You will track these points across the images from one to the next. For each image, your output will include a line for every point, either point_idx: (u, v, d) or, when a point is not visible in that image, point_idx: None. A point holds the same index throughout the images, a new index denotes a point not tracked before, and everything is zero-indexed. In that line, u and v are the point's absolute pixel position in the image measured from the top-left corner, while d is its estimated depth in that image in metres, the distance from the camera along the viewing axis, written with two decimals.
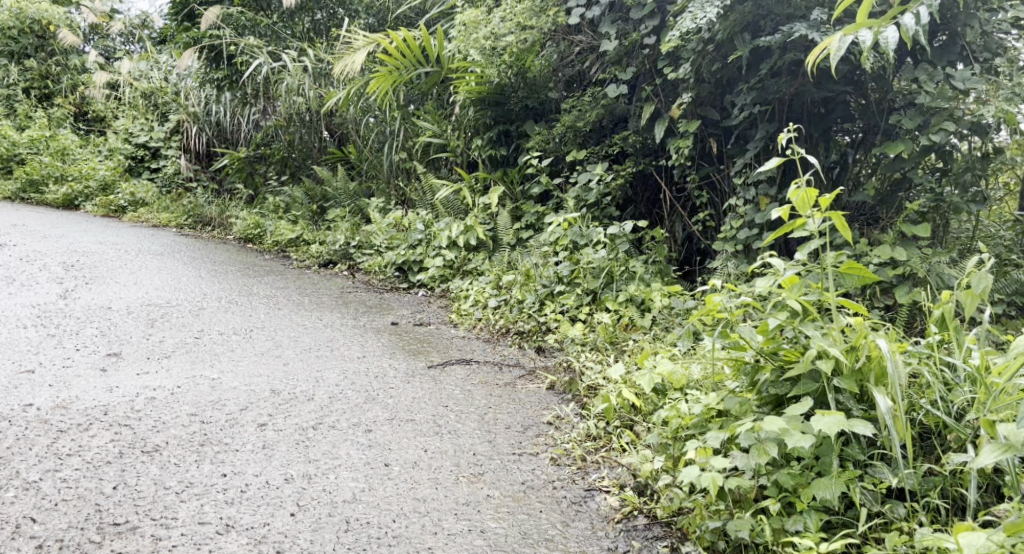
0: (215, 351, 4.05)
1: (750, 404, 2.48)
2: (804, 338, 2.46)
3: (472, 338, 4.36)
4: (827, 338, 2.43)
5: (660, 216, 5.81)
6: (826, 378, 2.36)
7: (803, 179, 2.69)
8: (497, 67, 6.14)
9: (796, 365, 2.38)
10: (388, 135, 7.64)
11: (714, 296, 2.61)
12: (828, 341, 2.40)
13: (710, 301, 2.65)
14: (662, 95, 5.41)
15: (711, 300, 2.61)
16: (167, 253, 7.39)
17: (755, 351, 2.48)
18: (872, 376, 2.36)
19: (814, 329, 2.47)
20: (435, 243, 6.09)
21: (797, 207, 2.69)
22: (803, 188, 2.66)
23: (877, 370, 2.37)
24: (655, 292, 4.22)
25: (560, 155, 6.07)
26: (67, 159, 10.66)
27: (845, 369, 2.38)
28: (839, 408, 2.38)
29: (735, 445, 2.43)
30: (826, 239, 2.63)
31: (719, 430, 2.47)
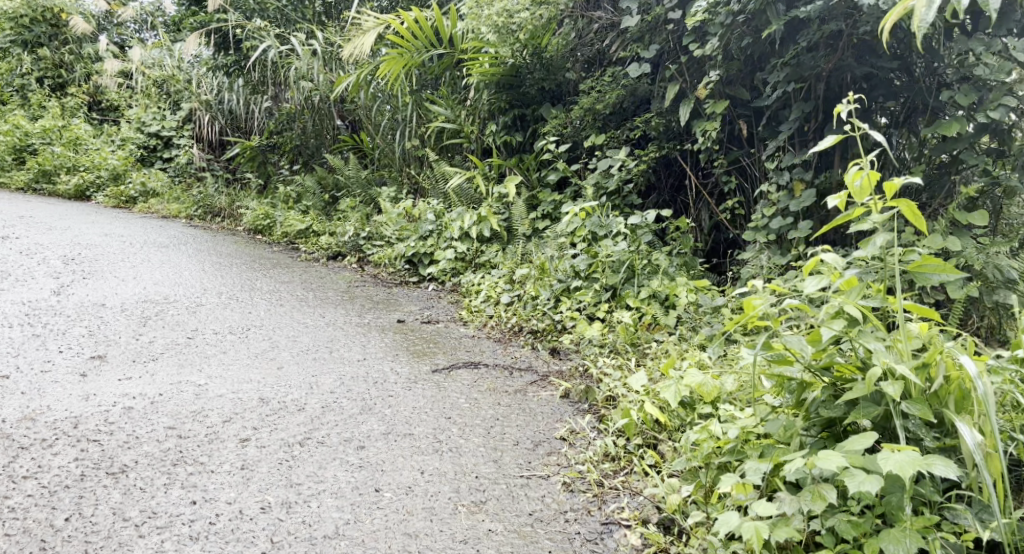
0: (207, 353, 3.76)
1: (798, 428, 2.15)
2: (864, 352, 2.11)
3: (482, 339, 4.05)
4: (893, 354, 2.08)
5: (685, 204, 5.45)
6: (891, 402, 2.02)
7: (863, 162, 2.29)
8: (512, 47, 5.81)
9: (857, 389, 2.03)
10: (400, 121, 7.33)
11: (753, 301, 2.27)
12: (893, 356, 2.06)
13: (749, 306, 2.32)
14: (688, 75, 5.04)
15: (751, 306, 2.27)
16: (173, 246, 7.16)
17: (804, 365, 2.14)
18: (951, 401, 2.02)
19: (877, 341, 2.11)
20: (447, 235, 5.79)
21: (854, 195, 2.29)
22: (863, 173, 2.26)
23: (956, 393, 2.02)
24: (680, 287, 3.89)
25: (579, 140, 5.73)
26: (79, 149, 10.47)
27: (916, 392, 2.03)
28: (910, 437, 2.04)
29: (781, 480, 2.11)
30: (890, 231, 2.24)
31: (760, 458, 2.15)
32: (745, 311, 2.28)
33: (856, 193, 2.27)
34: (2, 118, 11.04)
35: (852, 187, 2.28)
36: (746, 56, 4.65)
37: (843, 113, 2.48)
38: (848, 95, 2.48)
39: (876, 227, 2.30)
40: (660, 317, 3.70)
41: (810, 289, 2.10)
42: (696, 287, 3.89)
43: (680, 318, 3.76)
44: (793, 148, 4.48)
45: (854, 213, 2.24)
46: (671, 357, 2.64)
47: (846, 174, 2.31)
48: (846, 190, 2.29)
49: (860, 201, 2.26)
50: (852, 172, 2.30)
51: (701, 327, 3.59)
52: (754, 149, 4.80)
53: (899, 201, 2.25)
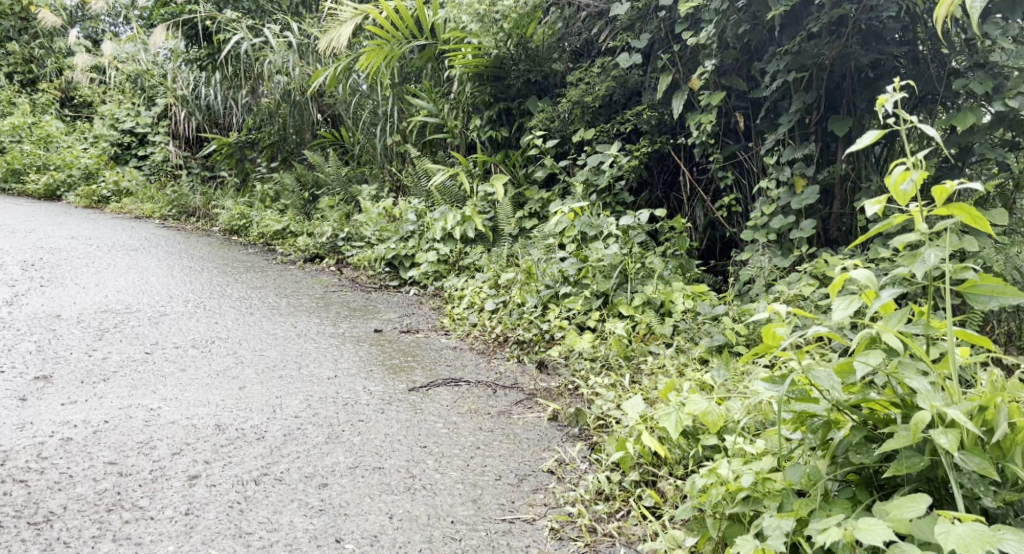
0: (165, 372, 3.45)
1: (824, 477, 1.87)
2: (907, 391, 1.83)
3: (464, 350, 3.75)
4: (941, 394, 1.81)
5: (679, 201, 5.16)
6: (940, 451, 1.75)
7: (910, 161, 1.98)
8: (495, 37, 5.53)
9: (903, 437, 1.75)
10: (381, 116, 7.01)
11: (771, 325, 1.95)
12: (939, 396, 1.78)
13: (769, 333, 1.95)
14: (681, 65, 4.76)
15: (768, 331, 1.95)
16: (143, 248, 6.83)
17: (833, 404, 1.87)
18: (1011, 451, 1.77)
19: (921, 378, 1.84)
20: (428, 236, 5.48)
21: (896, 199, 1.99)
22: (911, 174, 1.95)
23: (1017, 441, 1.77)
24: (676, 293, 3.61)
25: (567, 135, 5.43)
26: (51, 148, 10.12)
27: (970, 440, 1.77)
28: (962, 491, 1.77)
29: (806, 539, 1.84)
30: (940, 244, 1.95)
31: (779, 512, 1.88)
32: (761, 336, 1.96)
33: (900, 198, 1.96)
34: None
35: (896, 189, 1.97)
36: (743, 44, 4.37)
37: (890, 100, 2.14)
38: (892, 83, 2.15)
39: (921, 237, 1.99)
40: (655, 327, 3.42)
41: (841, 313, 1.82)
42: (694, 293, 3.61)
43: (676, 326, 3.48)
44: (794, 142, 4.19)
45: (896, 220, 1.94)
46: (673, 381, 2.37)
47: (889, 175, 2.01)
48: (888, 193, 1.98)
49: (905, 206, 1.95)
50: (897, 173, 1.99)
51: (699, 338, 3.30)
52: (752, 143, 4.51)
53: (948, 208, 1.96)
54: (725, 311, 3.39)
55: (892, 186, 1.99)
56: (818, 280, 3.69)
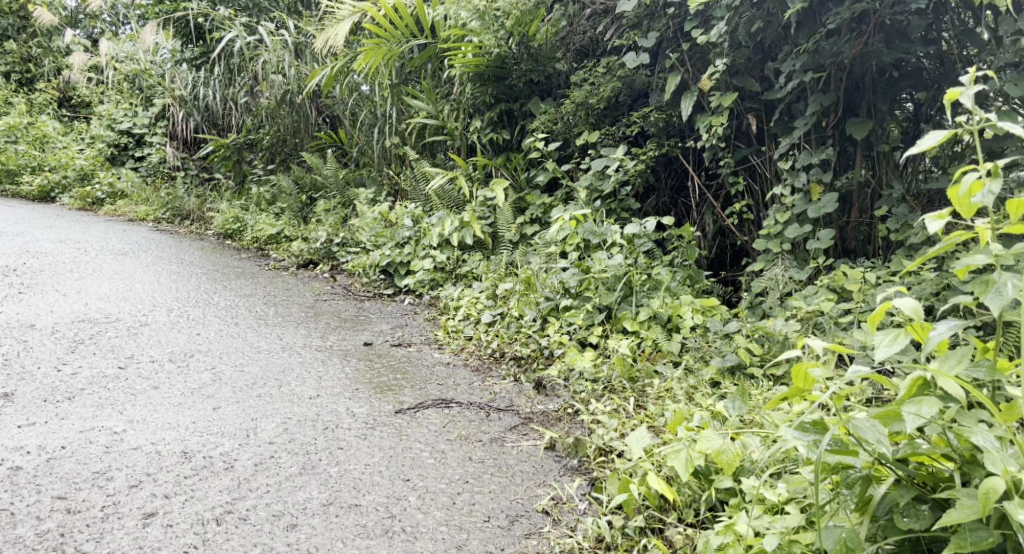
0: (136, 389, 3.23)
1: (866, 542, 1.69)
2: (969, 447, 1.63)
3: (457, 367, 3.49)
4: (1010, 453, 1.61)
5: (688, 207, 4.90)
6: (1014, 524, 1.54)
7: (984, 170, 1.72)
8: (496, 35, 5.28)
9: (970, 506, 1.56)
10: (380, 117, 6.78)
11: (803, 364, 1.73)
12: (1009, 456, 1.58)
13: (803, 375, 1.72)
14: (690, 65, 4.52)
15: (800, 371, 1.73)
16: (132, 253, 6.63)
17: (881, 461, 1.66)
18: None
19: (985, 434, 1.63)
20: (425, 242, 5.23)
21: (963, 214, 1.74)
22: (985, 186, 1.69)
23: None
24: (684, 307, 3.36)
25: (570, 137, 5.17)
26: (46, 148, 9.92)
27: None
28: None
29: None
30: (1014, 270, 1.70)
31: None
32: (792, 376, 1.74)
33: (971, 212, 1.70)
34: None
35: (965, 203, 1.72)
36: (756, 42, 4.13)
37: (963, 93, 1.84)
38: (969, 74, 1.85)
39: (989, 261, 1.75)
40: (663, 344, 3.17)
41: (891, 354, 1.60)
42: (705, 308, 3.35)
43: (685, 343, 3.22)
44: (810, 146, 3.93)
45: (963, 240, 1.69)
46: (682, 413, 2.16)
47: (955, 185, 1.75)
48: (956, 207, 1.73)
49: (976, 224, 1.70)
50: (967, 184, 1.73)
51: (710, 356, 3.05)
52: (765, 147, 4.24)
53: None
54: (739, 328, 3.14)
55: (959, 198, 1.74)
56: (837, 294, 3.43)
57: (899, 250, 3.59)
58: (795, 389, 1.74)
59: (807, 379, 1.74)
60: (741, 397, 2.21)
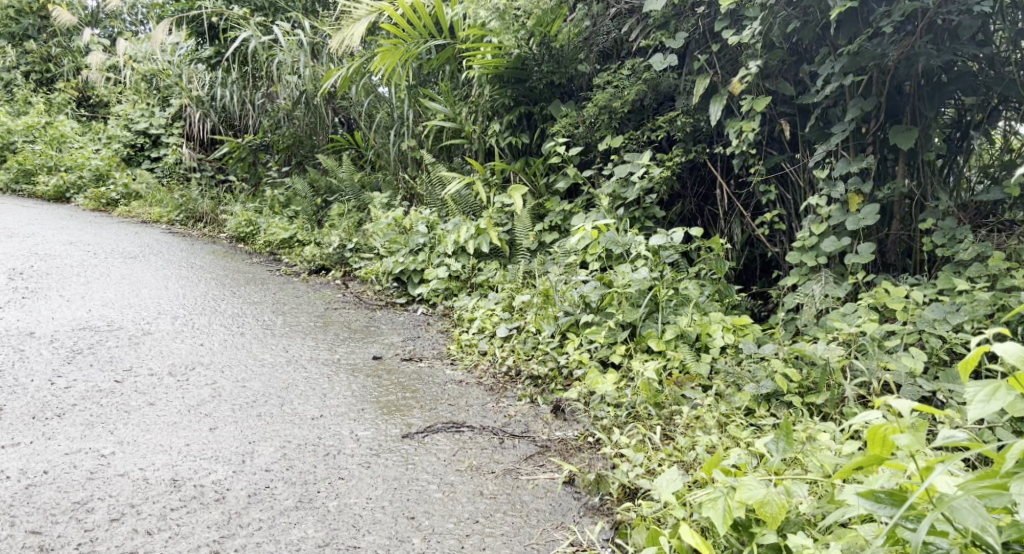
0: (130, 405, 3.06)
1: None
2: None
3: (469, 386, 3.27)
4: None
5: (714, 215, 4.65)
6: None
7: None
8: (516, 35, 5.09)
9: None
10: (396, 119, 6.58)
11: (882, 429, 1.87)
12: None
13: (880, 437, 1.87)
14: (720, 67, 4.29)
15: (879, 434, 1.87)
16: (143, 256, 6.50)
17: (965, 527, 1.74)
18: None
19: None
20: (440, 250, 5.03)
21: None
22: None
23: None
24: (714, 325, 3.12)
25: (592, 142, 4.94)
26: (63, 148, 9.78)
27: None
28: None
29: None
30: None
31: None
32: (870, 440, 1.88)
33: None
34: None
35: None
36: (791, 43, 3.90)
37: None
38: None
39: None
40: (690, 365, 2.95)
41: (980, 409, 1.73)
42: (737, 327, 3.12)
43: (715, 365, 3.00)
44: (848, 153, 3.68)
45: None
46: (717, 457, 2.08)
47: None
48: None
49: None
50: None
51: (743, 381, 2.83)
52: (799, 154, 3.99)
53: None
54: (774, 350, 2.91)
55: None
56: (879, 313, 3.18)
57: (947, 266, 3.34)
58: (875, 452, 1.87)
59: (887, 443, 1.88)
60: (785, 440, 2.15)
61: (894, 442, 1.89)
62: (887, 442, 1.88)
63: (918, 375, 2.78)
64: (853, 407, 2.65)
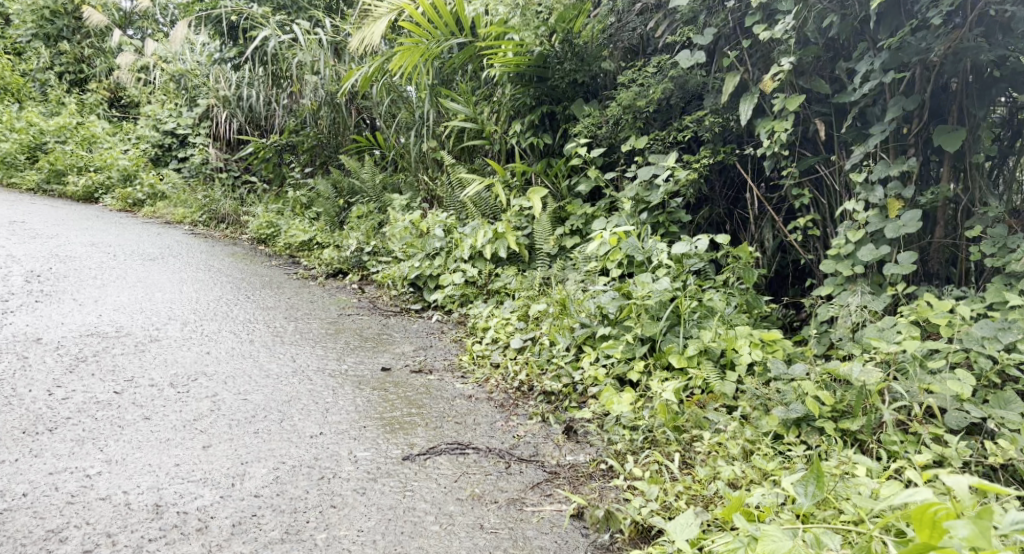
0: (124, 420, 2.93)
1: None
2: None
3: (479, 401, 3.10)
4: None
5: (744, 220, 4.42)
6: None
7: None
8: (536, 32, 4.91)
9: None
10: (417, 120, 6.42)
11: (935, 513, 1.76)
12: None
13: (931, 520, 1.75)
14: (751, 64, 4.08)
15: (931, 517, 1.76)
16: (162, 258, 6.43)
17: None
18: None
19: None
20: (457, 254, 4.88)
21: None
22: None
23: None
24: (740, 340, 2.91)
25: (615, 143, 4.75)
26: (93, 149, 9.62)
27: None
28: None
29: None
30: None
31: None
32: (922, 523, 1.77)
33: None
34: (18, 112, 10.43)
35: None
36: (826, 38, 3.67)
37: None
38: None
39: None
40: (714, 384, 2.75)
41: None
42: (765, 344, 2.91)
43: (741, 385, 2.80)
44: (888, 155, 3.44)
45: None
46: (738, 500, 2.00)
47: None
48: None
49: None
50: None
51: (771, 405, 2.64)
52: (834, 156, 3.75)
53: None
54: (805, 371, 2.69)
55: None
56: (921, 329, 2.95)
57: (995, 277, 3.10)
58: (926, 537, 1.76)
59: (939, 528, 1.76)
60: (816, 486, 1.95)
61: (948, 529, 1.77)
62: (940, 528, 1.77)
63: (965, 400, 2.55)
64: (892, 435, 2.47)
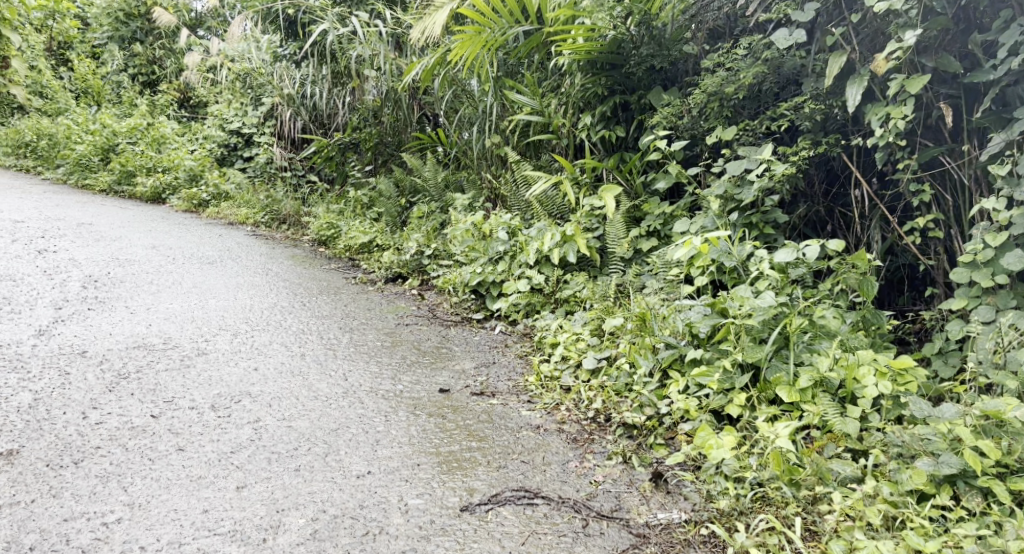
0: (156, 451, 2.62)
1: None
2: None
3: (549, 434, 2.73)
4: None
5: (846, 219, 3.89)
6: None
7: None
8: (611, 13, 4.46)
9: None
10: (481, 115, 6.05)
11: None
12: None
13: None
14: (859, 42, 3.58)
15: None
16: (221, 262, 6.21)
17: None
18: None
19: None
20: (521, 258, 4.49)
21: None
22: None
23: None
24: (863, 369, 2.57)
25: (698, 135, 4.26)
26: (162, 149, 9.31)
27: None
28: None
29: None
30: None
31: None
32: None
33: None
34: (91, 114, 10.31)
35: None
36: (957, 8, 3.19)
37: None
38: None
39: None
40: (834, 424, 2.48)
41: None
42: (895, 374, 2.58)
43: (868, 423, 2.51)
44: None
45: None
46: None
47: None
48: None
49: None
50: None
51: (916, 458, 2.35)
52: (966, 146, 3.22)
53: None
54: (957, 414, 2.38)
55: None
56: None
57: None
58: None
59: None
60: None
61: None
62: None
63: None
64: None
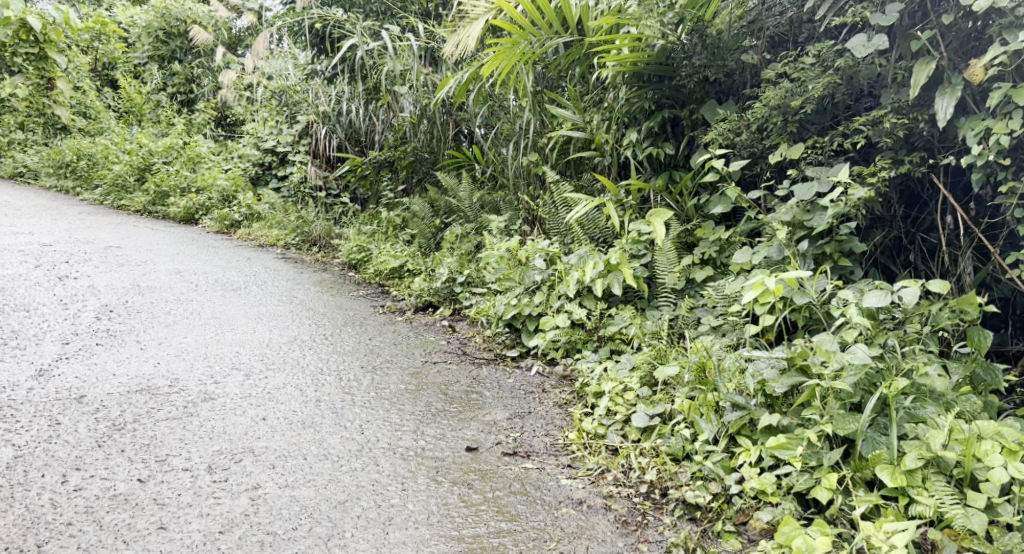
0: (133, 530, 2.32)
1: None
2: None
3: (592, 515, 2.39)
4: None
5: (929, 245, 3.40)
6: None
7: None
8: (661, 20, 4.05)
9: None
10: (519, 131, 5.61)
11: None
12: None
13: None
14: (951, 48, 3.13)
15: None
16: (245, 288, 5.87)
17: None
18: None
19: None
20: (561, 290, 4.07)
21: None
22: None
23: None
24: (985, 446, 2.30)
25: (756, 153, 3.78)
26: (196, 168, 9.02)
27: None
28: None
29: None
30: None
31: None
32: None
33: None
34: (127, 133, 10.07)
35: None
36: None
37: None
38: None
39: None
40: (954, 518, 2.18)
41: None
42: None
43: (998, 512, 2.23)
44: None
45: None
46: None
47: None
48: None
49: None
50: None
51: None
52: None
53: None
54: None
55: None
56: None
57: None
58: None
59: None
60: None
61: None
62: None
63: None
64: None
